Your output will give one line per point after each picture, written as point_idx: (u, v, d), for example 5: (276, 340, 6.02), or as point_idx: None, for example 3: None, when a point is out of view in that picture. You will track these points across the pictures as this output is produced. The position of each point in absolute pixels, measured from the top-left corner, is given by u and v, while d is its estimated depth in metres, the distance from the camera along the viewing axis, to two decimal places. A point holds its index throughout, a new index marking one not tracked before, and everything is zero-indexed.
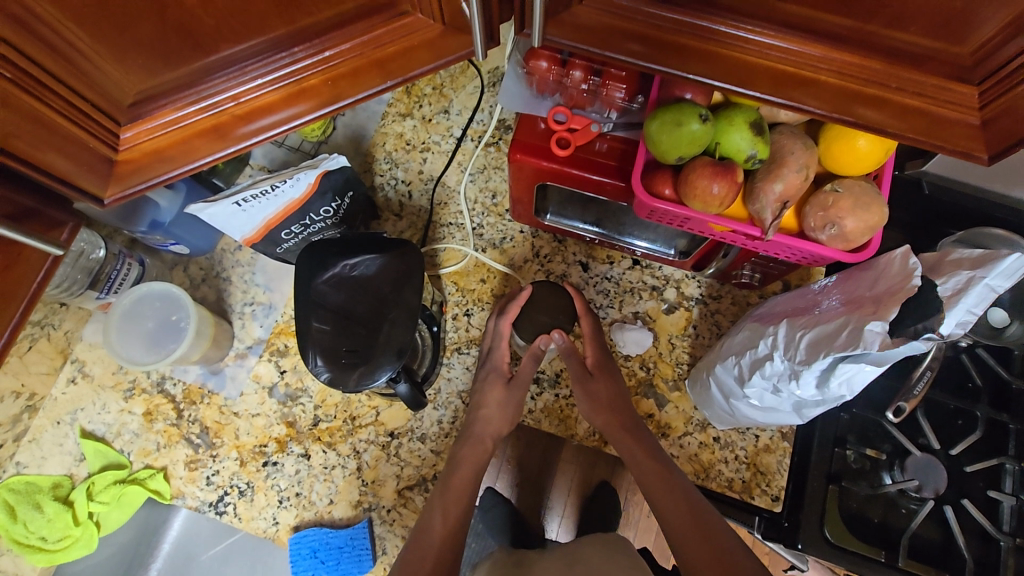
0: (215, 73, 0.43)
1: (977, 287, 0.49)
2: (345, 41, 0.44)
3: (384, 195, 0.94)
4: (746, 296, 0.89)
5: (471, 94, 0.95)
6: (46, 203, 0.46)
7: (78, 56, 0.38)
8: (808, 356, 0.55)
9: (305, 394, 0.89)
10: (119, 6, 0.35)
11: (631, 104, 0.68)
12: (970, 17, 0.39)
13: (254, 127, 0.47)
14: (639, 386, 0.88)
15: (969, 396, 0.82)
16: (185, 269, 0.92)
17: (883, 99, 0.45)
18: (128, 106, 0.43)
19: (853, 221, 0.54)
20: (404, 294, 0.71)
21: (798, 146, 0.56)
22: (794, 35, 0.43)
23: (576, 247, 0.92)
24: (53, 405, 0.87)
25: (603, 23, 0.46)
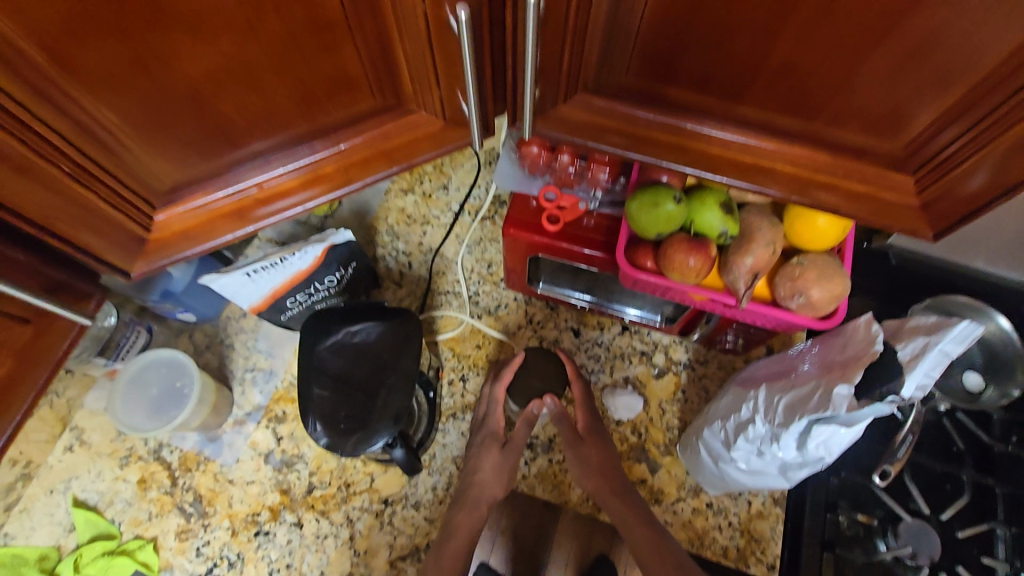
0: (243, 162, 0.48)
1: (933, 352, 0.54)
2: (358, 135, 0.50)
3: (385, 264, 0.99)
4: (732, 361, 0.92)
5: (469, 173, 1.03)
6: (76, 277, 0.49)
7: (127, 154, 0.43)
8: (785, 419, 0.58)
9: (300, 460, 0.89)
10: (170, 114, 0.41)
11: (614, 185, 0.75)
12: (900, 119, 0.45)
13: (273, 209, 0.51)
14: (631, 451, 0.89)
15: (954, 460, 0.85)
16: (190, 336, 0.95)
17: (833, 185, 0.52)
18: (164, 193, 0.48)
19: (818, 290, 0.59)
20: (403, 361, 0.75)
21: (765, 223, 0.62)
22: (752, 130, 0.50)
23: (567, 314, 0.96)
24: (47, 473, 0.87)
25: (587, 119, 0.52)
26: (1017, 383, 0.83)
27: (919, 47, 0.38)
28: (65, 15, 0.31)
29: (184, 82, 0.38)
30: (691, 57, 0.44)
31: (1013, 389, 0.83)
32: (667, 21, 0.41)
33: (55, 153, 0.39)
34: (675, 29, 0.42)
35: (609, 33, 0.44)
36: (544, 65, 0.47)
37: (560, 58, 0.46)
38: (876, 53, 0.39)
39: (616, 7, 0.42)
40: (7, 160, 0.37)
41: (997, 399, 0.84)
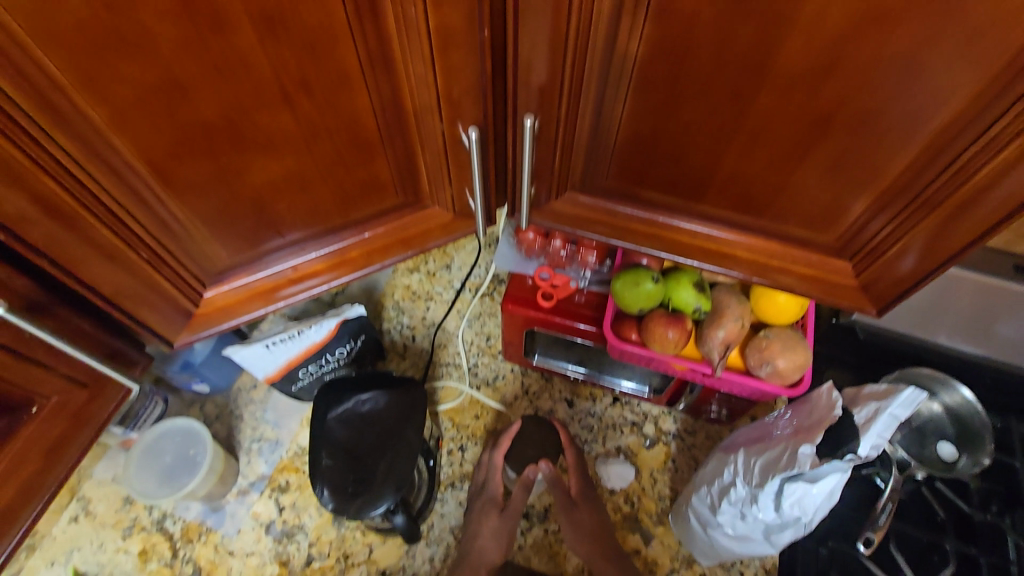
0: (282, 248, 0.57)
1: (882, 416, 0.62)
2: (381, 226, 0.59)
3: (390, 337, 1.06)
4: (718, 430, 0.97)
5: (470, 253, 1.13)
6: (129, 347, 0.57)
7: (192, 243, 0.51)
8: (761, 479, 0.65)
9: (301, 531, 0.91)
10: (233, 212, 0.50)
11: (601, 266, 0.84)
12: (831, 217, 0.54)
13: (300, 286, 0.59)
14: (625, 521, 0.91)
15: (938, 529, 0.87)
16: (202, 406, 0.99)
17: (786, 269, 0.60)
18: (214, 273, 0.56)
19: (783, 360, 0.67)
20: (407, 430, 0.80)
21: (733, 300, 0.70)
22: (713, 224, 0.59)
23: (561, 385, 1.02)
24: (50, 544, 0.88)
25: (575, 213, 0.62)
26: (986, 451, 0.86)
27: (834, 162, 0.49)
28: (172, 142, 0.42)
29: (252, 187, 0.49)
30: (657, 166, 0.54)
31: (984, 457, 0.86)
32: (637, 139, 0.52)
33: (138, 242, 0.47)
34: (642, 145, 0.52)
35: (591, 147, 0.54)
36: (538, 170, 0.57)
37: (551, 164, 0.56)
38: (801, 166, 0.50)
39: (595, 128, 0.52)
40: (101, 248, 0.45)
41: (971, 466, 0.87)
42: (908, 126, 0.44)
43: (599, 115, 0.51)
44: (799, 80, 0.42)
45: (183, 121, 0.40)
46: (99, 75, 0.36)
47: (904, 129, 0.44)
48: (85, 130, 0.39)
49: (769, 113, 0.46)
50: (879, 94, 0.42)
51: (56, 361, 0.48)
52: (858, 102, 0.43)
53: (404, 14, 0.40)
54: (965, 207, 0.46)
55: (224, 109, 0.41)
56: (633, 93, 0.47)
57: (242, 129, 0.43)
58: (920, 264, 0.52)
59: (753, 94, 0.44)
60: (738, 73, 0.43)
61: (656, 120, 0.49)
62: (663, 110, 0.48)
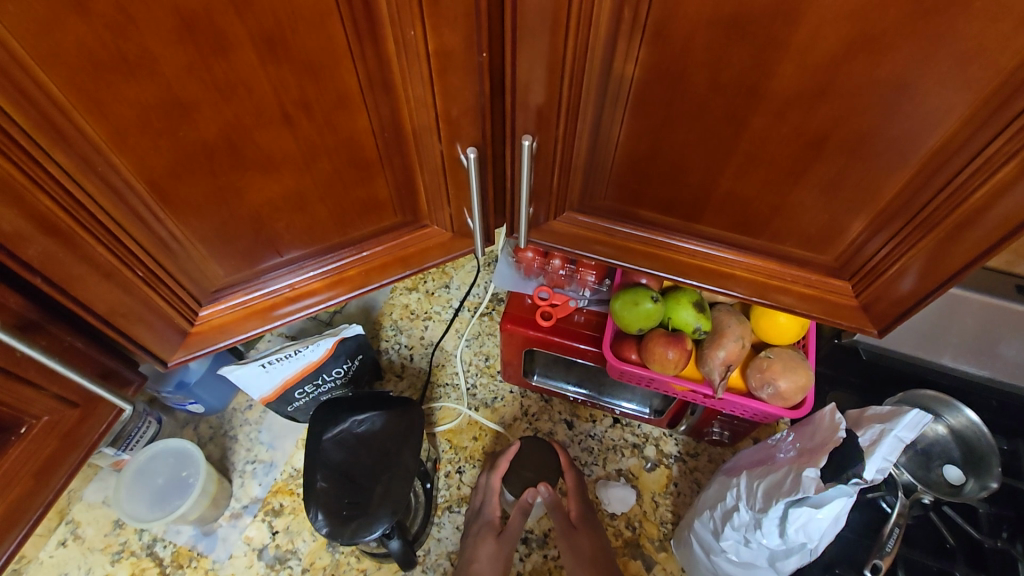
0: (280, 267, 0.57)
1: (888, 438, 0.61)
2: (379, 245, 0.59)
3: (388, 357, 1.05)
4: (720, 453, 0.96)
5: (469, 272, 1.12)
6: (124, 365, 0.57)
7: (189, 261, 0.51)
8: (765, 504, 0.63)
9: (294, 556, 0.88)
10: (231, 231, 0.50)
11: (600, 285, 0.84)
12: (830, 237, 0.54)
13: (297, 306, 0.59)
14: (626, 547, 0.89)
15: (947, 556, 0.85)
16: (196, 427, 0.98)
17: (786, 288, 0.60)
18: (211, 291, 0.55)
19: (785, 382, 0.66)
20: (404, 452, 0.78)
21: (733, 320, 0.70)
22: (713, 244, 0.59)
23: (561, 406, 1.00)
24: (36, 570, 0.86)
25: (573, 232, 0.62)
26: (994, 475, 0.84)
27: (832, 183, 0.49)
28: (172, 162, 0.42)
29: (251, 207, 0.49)
30: (656, 187, 0.54)
31: (992, 480, 0.84)
32: (635, 160, 0.52)
33: (134, 261, 0.47)
34: (640, 165, 0.52)
35: (589, 167, 0.54)
36: (537, 189, 0.57)
37: (549, 183, 0.56)
38: (799, 187, 0.50)
39: (593, 149, 0.52)
40: (98, 267, 0.45)
41: (978, 490, 0.84)
42: (905, 148, 0.44)
43: (597, 135, 0.51)
44: (796, 103, 0.42)
45: (183, 141, 0.41)
46: (100, 95, 0.36)
47: (900, 150, 0.44)
48: (85, 149, 0.39)
49: (766, 135, 0.46)
50: (876, 117, 0.42)
51: (48, 381, 0.47)
52: (856, 123, 0.43)
53: (403, 36, 0.40)
54: (963, 228, 0.46)
55: (224, 129, 0.41)
56: (630, 114, 0.48)
57: (242, 149, 0.43)
58: (920, 284, 0.52)
59: (750, 116, 0.44)
60: (735, 95, 0.43)
61: (654, 141, 0.49)
62: (661, 131, 0.48)
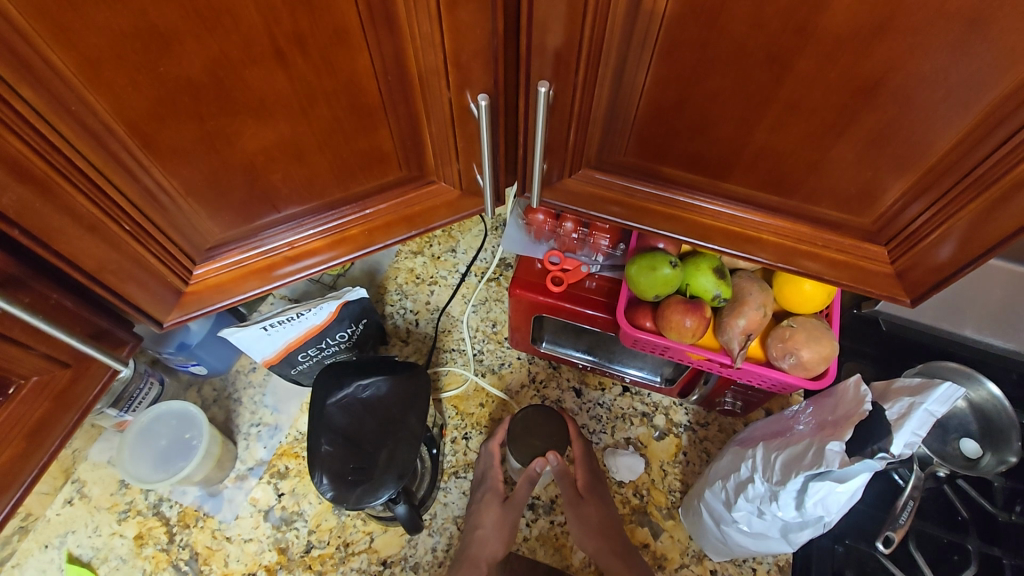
0: (279, 225, 0.53)
1: (917, 411, 0.58)
2: (383, 202, 0.56)
3: (393, 322, 1.02)
4: (732, 423, 0.94)
5: (476, 236, 1.09)
6: (118, 326, 0.54)
7: (181, 215, 0.48)
8: (783, 476, 0.61)
9: (300, 518, 0.88)
10: (223, 181, 0.47)
11: (614, 250, 0.80)
12: (867, 198, 0.51)
13: (297, 266, 0.56)
14: (633, 514, 0.88)
15: (959, 529, 0.82)
16: (199, 389, 0.97)
17: (815, 253, 0.57)
18: (205, 250, 0.52)
19: (808, 352, 0.63)
20: (409, 418, 0.77)
21: (755, 288, 0.66)
22: (737, 205, 0.55)
23: (569, 373, 0.98)
24: (44, 527, 0.86)
25: (589, 191, 0.58)
26: (1013, 449, 0.82)
27: (877, 136, 0.44)
28: (153, 102, 0.38)
29: (243, 155, 0.45)
30: (681, 140, 0.50)
31: (1011, 455, 0.82)
32: (660, 110, 0.48)
33: (119, 213, 0.44)
34: (667, 115, 0.48)
35: (610, 119, 0.50)
36: (551, 143, 0.53)
37: (566, 138, 0.52)
38: (839, 140, 0.46)
39: (615, 99, 0.48)
40: (80, 219, 0.42)
41: (995, 465, 0.83)
42: (962, 96, 0.40)
43: (619, 82, 0.46)
44: (845, 43, 0.38)
45: (164, 78, 0.37)
46: (69, 21, 0.32)
47: (958, 98, 0.40)
48: (55, 84, 0.35)
49: (808, 82, 0.41)
50: (937, 59, 0.38)
51: (34, 340, 0.45)
52: (913, 66, 0.38)
53: None
54: (1021, 187, 0.42)
55: (209, 65, 0.37)
56: (658, 58, 0.43)
57: (231, 88, 0.39)
58: (961, 252, 0.48)
59: (794, 58, 0.40)
60: (778, 34, 0.39)
61: (683, 88, 0.45)
62: (691, 77, 0.44)
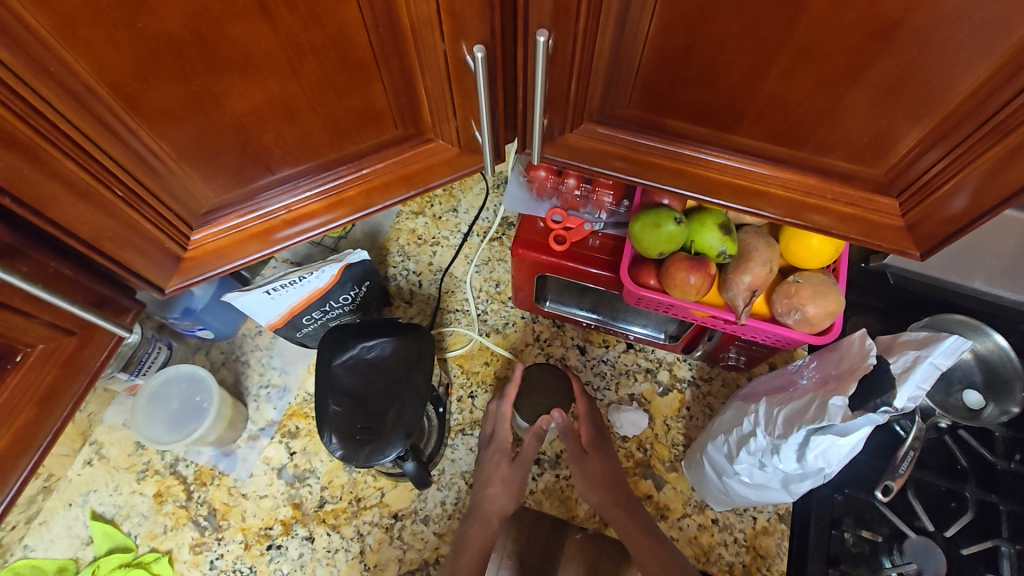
0: (274, 188, 0.52)
1: (922, 364, 0.58)
2: (380, 161, 0.54)
3: (396, 284, 1.02)
4: (735, 378, 0.95)
5: (477, 195, 1.08)
6: (120, 293, 0.54)
7: (174, 179, 0.47)
8: (785, 431, 0.62)
9: (313, 475, 0.91)
10: (214, 143, 0.45)
11: (618, 207, 0.79)
12: (880, 148, 0.49)
13: (296, 229, 0.55)
14: (637, 467, 0.90)
15: (958, 477, 0.84)
16: (207, 352, 0.98)
17: (824, 207, 0.55)
18: (201, 215, 0.52)
19: (814, 307, 0.62)
20: (415, 378, 0.78)
21: (761, 243, 0.65)
22: (745, 158, 0.53)
23: (573, 331, 0.98)
24: (66, 487, 0.89)
25: (592, 146, 0.56)
26: (1015, 400, 0.83)
27: (893, 83, 0.42)
28: (135, 61, 0.37)
29: (233, 115, 0.43)
30: (688, 90, 0.48)
31: (1012, 405, 0.83)
32: (665, 59, 0.46)
33: (110, 179, 0.43)
34: (673, 64, 0.46)
35: (613, 70, 0.48)
36: (552, 97, 0.51)
37: (567, 91, 0.50)
38: (853, 87, 0.43)
39: (618, 47, 0.46)
40: (70, 184, 0.41)
41: (997, 415, 0.84)
42: (985, 37, 0.38)
43: (623, 29, 0.44)
44: None
45: (145, 35, 0.35)
46: None
47: (981, 39, 0.38)
48: (32, 45, 0.34)
49: (823, 25, 0.39)
50: None
51: (37, 309, 0.45)
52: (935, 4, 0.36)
53: None
54: None
55: (191, 20, 0.35)
56: (664, 2, 0.41)
57: (215, 44, 0.38)
58: (975, 203, 0.47)
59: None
60: None
61: (690, 35, 0.43)
62: (699, 22, 0.41)
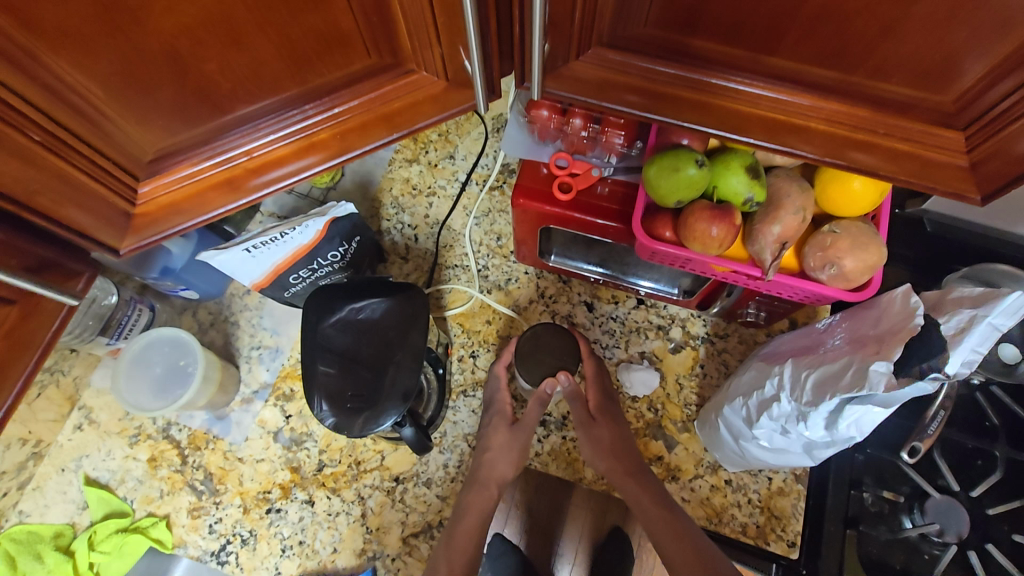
0: (230, 131, 0.45)
1: (980, 325, 0.52)
2: (354, 98, 0.47)
3: (391, 238, 0.96)
4: (753, 334, 0.89)
5: (476, 140, 0.99)
6: (65, 255, 0.48)
7: (104, 119, 0.40)
8: (814, 397, 0.56)
9: (310, 438, 0.88)
10: (144, 73, 0.38)
11: (630, 149, 0.71)
12: (949, 69, 0.40)
13: (264, 180, 0.48)
14: (647, 428, 0.86)
15: (986, 436, 0.78)
16: (195, 313, 0.93)
17: (872, 144, 0.47)
18: (148, 162, 0.45)
19: (852, 261, 0.55)
20: (412, 335, 0.72)
21: (794, 189, 0.57)
22: (780, 85, 0.45)
23: (580, 287, 0.92)
24: (58, 452, 0.87)
25: (600, 76, 0.48)
26: None
27: None
28: None
29: (161, 37, 0.36)
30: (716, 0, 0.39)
31: None
32: None
33: (22, 120, 0.37)
34: None
35: None
36: (553, 14, 0.43)
37: (571, 6, 0.42)
38: None
39: None
40: None
41: None
42: None
43: None
44: None
45: None
46: None
47: None
48: None
49: None
50: None
51: None
52: None
53: None
54: None
55: None
56: None
57: None
58: None
59: None
60: None
61: None
62: None
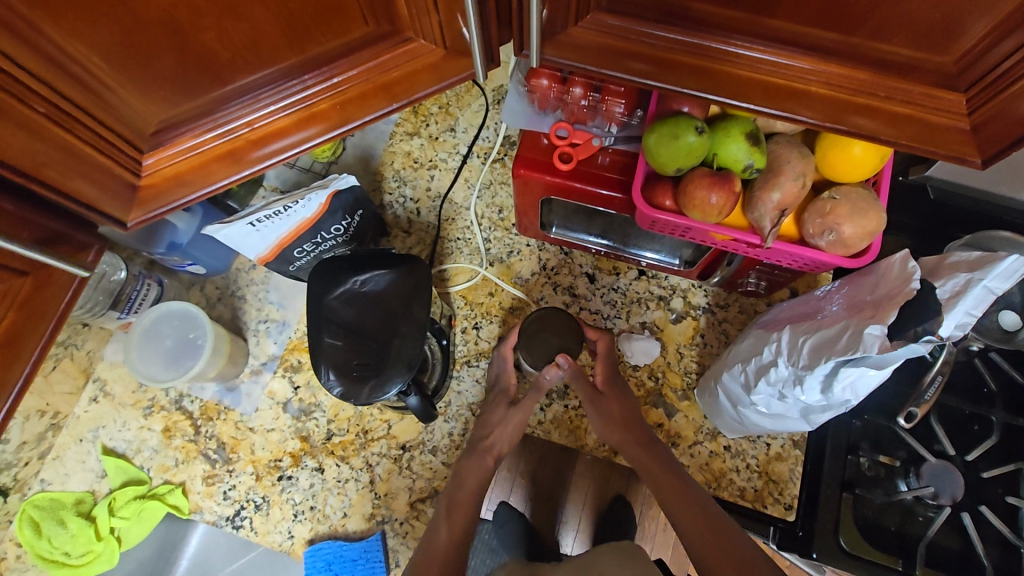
0: (230, 101, 0.46)
1: (975, 288, 0.53)
2: (353, 67, 0.47)
3: (393, 212, 0.96)
4: (753, 304, 0.90)
5: (476, 112, 0.98)
6: (74, 227, 0.49)
7: (107, 91, 0.41)
8: (811, 361, 0.57)
9: (318, 408, 0.90)
10: (143, 44, 0.38)
11: (630, 118, 0.70)
12: (951, 29, 0.40)
13: (266, 151, 0.49)
14: (648, 396, 0.88)
15: (983, 402, 0.79)
16: (202, 288, 0.94)
17: (873, 108, 0.47)
18: (151, 134, 0.46)
19: (851, 227, 0.56)
20: (413, 309, 0.73)
21: (794, 156, 0.57)
22: (780, 48, 0.45)
23: (582, 258, 0.93)
24: (75, 423, 0.90)
25: (599, 42, 0.48)
26: None
27: None
28: None
29: (157, 7, 0.36)
30: None
31: None
32: None
33: (27, 92, 0.37)
34: None
35: None
36: None
37: None
38: None
39: None
40: None
41: None
42: None
43: None
44: None
45: None
46: None
47: None
48: None
49: None
50: None
51: None
52: None
53: None
54: None
55: None
56: None
57: None
58: None
59: None
60: None
61: None
62: None
